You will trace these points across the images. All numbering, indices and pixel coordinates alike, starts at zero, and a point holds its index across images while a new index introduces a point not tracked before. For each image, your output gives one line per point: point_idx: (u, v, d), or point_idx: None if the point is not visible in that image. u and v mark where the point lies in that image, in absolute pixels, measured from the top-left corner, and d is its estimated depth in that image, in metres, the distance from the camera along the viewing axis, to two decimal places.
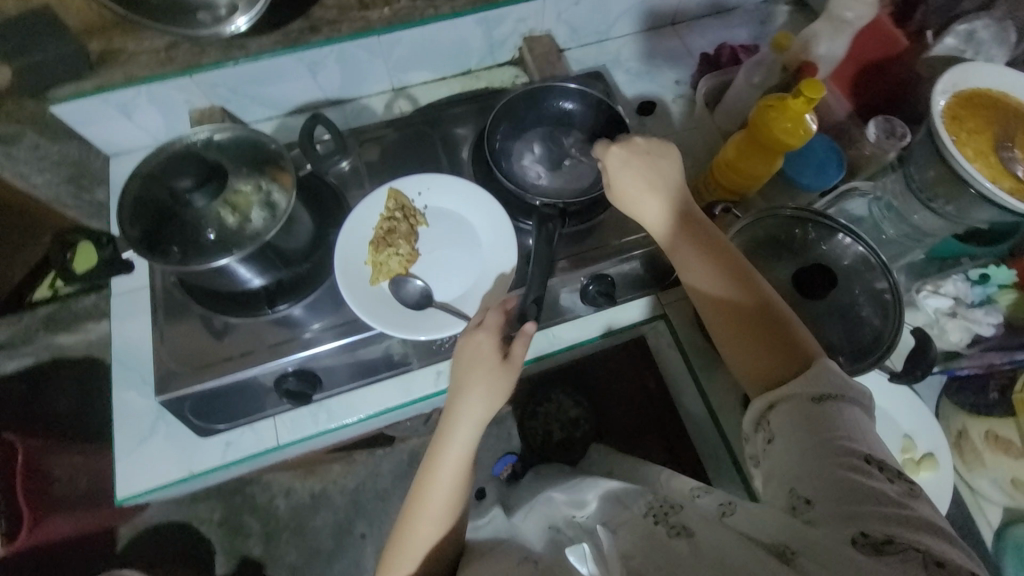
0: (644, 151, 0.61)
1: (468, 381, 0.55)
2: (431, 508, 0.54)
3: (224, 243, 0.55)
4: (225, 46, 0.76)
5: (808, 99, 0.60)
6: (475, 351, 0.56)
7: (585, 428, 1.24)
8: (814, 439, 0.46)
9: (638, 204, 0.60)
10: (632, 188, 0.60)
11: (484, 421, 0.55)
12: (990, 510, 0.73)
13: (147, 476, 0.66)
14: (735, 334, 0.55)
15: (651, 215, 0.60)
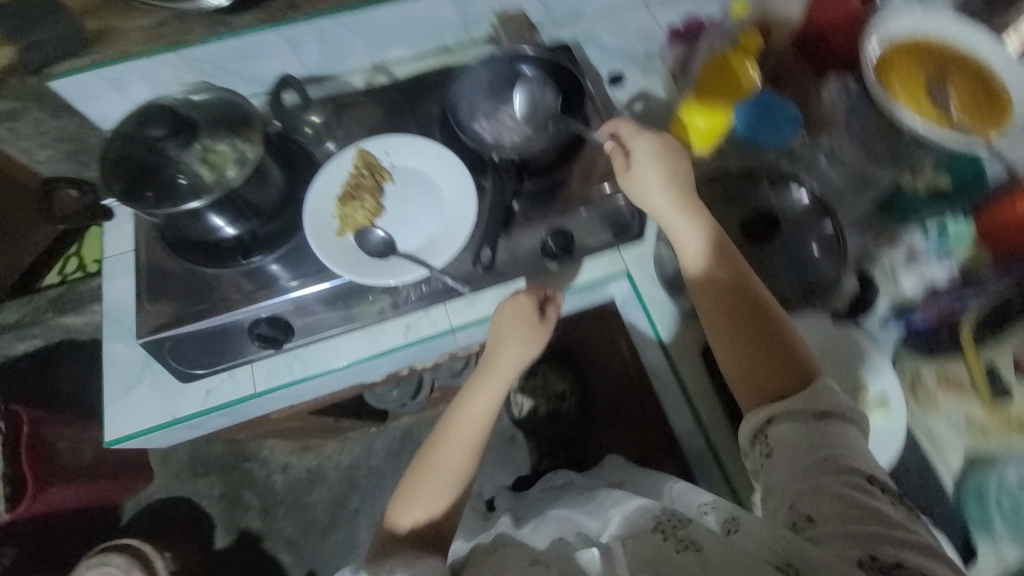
0: (661, 153, 0.65)
1: (507, 334, 0.66)
2: (453, 443, 0.62)
3: (195, 189, 0.59)
4: (209, 23, 0.82)
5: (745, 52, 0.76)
6: (515, 309, 0.66)
7: (569, 401, 1.35)
8: (815, 456, 0.49)
9: (652, 202, 0.65)
10: (651, 188, 0.65)
11: (518, 369, 0.66)
12: (953, 459, 0.69)
13: (136, 420, 0.71)
14: (735, 337, 0.58)
15: (664, 215, 0.64)
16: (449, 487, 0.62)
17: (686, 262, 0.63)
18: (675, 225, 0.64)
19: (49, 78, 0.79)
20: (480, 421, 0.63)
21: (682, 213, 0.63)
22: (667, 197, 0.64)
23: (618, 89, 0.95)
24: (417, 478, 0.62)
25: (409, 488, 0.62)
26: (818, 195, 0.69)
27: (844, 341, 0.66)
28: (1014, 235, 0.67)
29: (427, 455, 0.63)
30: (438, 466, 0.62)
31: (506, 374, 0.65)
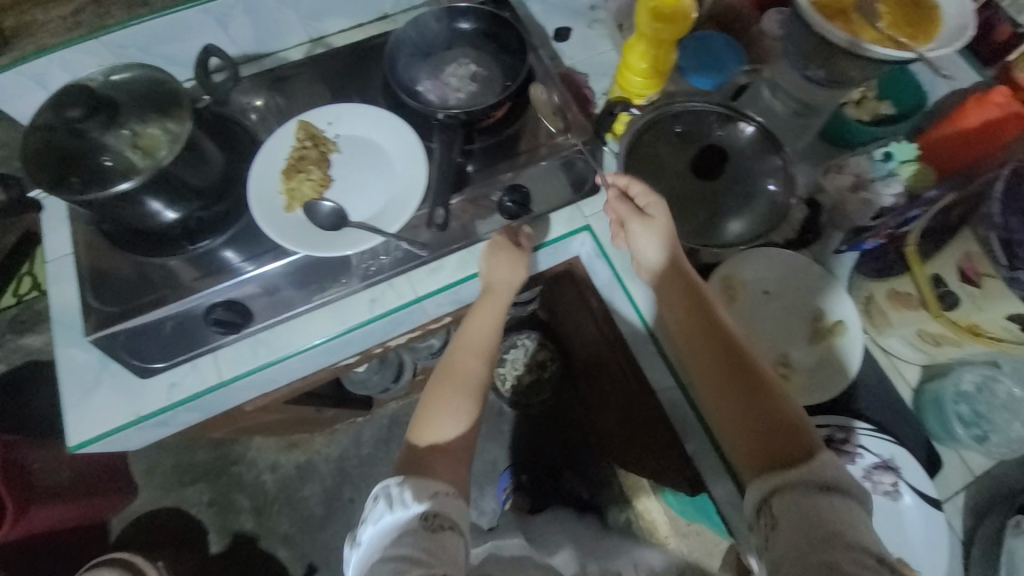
0: (660, 208, 0.64)
1: (494, 262, 0.70)
2: (466, 351, 0.69)
3: (124, 170, 0.56)
4: (128, 5, 0.77)
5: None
6: (496, 245, 0.70)
7: (552, 367, 1.41)
8: (816, 532, 0.47)
9: (646, 257, 0.65)
10: (643, 243, 0.65)
11: (512, 290, 0.70)
12: (908, 371, 0.72)
13: (97, 423, 0.69)
14: (729, 393, 0.59)
15: (658, 273, 0.65)
16: (461, 409, 0.66)
17: (676, 319, 0.63)
18: (668, 283, 0.64)
19: None
20: (475, 348, 0.69)
21: (672, 274, 0.64)
22: (663, 256, 0.64)
23: (564, 43, 0.93)
24: (430, 404, 0.66)
25: (422, 415, 0.65)
26: (764, 127, 0.69)
27: (802, 269, 0.74)
28: (948, 148, 0.74)
29: (435, 390, 0.67)
30: (446, 393, 0.66)
31: (503, 294, 0.70)
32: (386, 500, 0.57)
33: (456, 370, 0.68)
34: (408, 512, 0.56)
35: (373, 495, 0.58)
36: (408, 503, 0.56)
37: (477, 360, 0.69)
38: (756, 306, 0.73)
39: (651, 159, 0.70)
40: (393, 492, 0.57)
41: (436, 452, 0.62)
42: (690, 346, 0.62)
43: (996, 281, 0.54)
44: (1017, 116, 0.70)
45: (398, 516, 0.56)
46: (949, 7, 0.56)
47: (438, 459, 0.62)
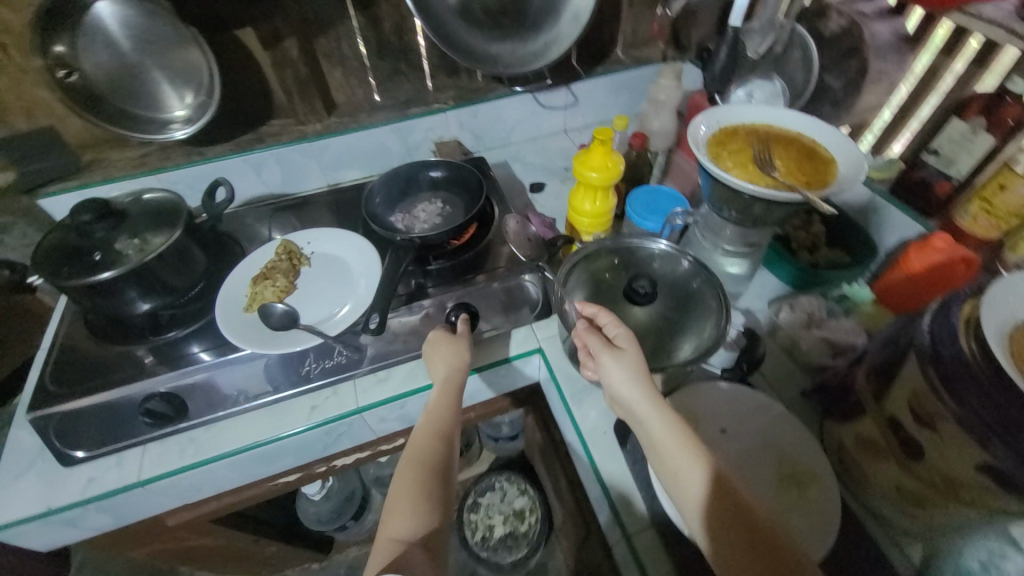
0: (630, 340, 0.59)
1: (433, 356, 0.68)
2: (419, 439, 0.62)
3: (109, 262, 0.65)
4: (187, 153, 0.99)
5: (603, 139, 0.74)
6: (436, 344, 0.69)
7: (531, 522, 1.24)
8: None
9: (674, 464, 0.51)
10: (673, 444, 0.52)
11: (456, 372, 0.67)
12: (903, 541, 0.60)
13: (3, 513, 0.64)
14: None
15: (694, 489, 0.50)
16: (431, 502, 0.57)
17: (715, 521, 0.48)
18: (705, 492, 0.49)
19: (40, 196, 0.93)
20: (428, 430, 0.62)
21: (712, 485, 0.49)
22: (696, 460, 0.51)
23: (538, 195, 1.08)
24: (396, 496, 0.58)
25: (388, 511, 0.57)
26: (699, 262, 0.73)
27: (760, 410, 0.68)
28: (904, 292, 0.75)
29: (398, 484, 0.59)
30: (409, 485, 0.58)
31: (449, 377, 0.66)
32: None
33: (416, 459, 0.60)
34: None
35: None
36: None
37: (436, 443, 0.61)
38: (713, 443, 0.65)
39: (590, 284, 0.73)
40: None
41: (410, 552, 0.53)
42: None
43: (947, 422, 0.49)
44: (965, 261, 0.68)
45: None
46: (841, 159, 0.62)
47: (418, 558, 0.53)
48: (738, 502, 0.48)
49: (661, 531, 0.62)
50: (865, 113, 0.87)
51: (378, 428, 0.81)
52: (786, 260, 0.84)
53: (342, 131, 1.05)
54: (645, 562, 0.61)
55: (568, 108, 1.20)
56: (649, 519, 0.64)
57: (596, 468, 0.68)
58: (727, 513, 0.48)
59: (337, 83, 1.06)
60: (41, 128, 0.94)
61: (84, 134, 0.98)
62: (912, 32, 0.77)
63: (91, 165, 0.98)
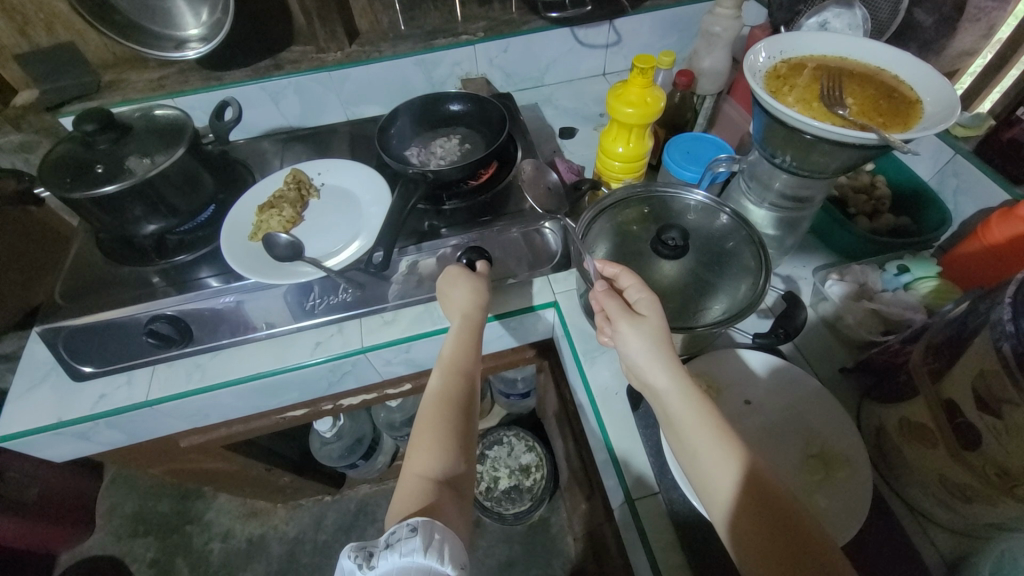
0: (652, 306, 0.53)
1: (451, 297, 0.64)
2: (437, 383, 0.58)
3: (108, 175, 0.62)
4: (205, 77, 0.96)
5: (642, 69, 0.65)
6: (451, 288, 0.65)
7: (537, 477, 1.25)
8: None
9: (704, 463, 0.45)
10: (699, 434, 0.45)
11: (477, 311, 0.63)
12: (938, 537, 0.55)
13: (21, 421, 0.68)
14: None
15: (727, 494, 0.43)
16: (453, 441, 0.55)
17: (744, 512, 0.42)
18: (742, 494, 0.43)
19: (60, 114, 0.94)
20: (451, 368, 0.59)
21: (751, 491, 0.43)
22: (731, 461, 0.44)
23: (568, 140, 1.00)
24: (418, 434, 0.56)
25: (414, 447, 0.55)
26: (740, 216, 0.65)
27: (796, 384, 0.62)
28: (978, 267, 0.65)
29: (421, 424, 0.57)
30: (432, 424, 0.56)
31: (468, 319, 0.62)
32: (425, 539, 0.46)
33: (438, 398, 0.57)
34: (440, 572, 0.45)
35: (412, 525, 0.47)
36: (445, 558, 0.46)
37: (461, 383, 0.58)
38: (734, 416, 0.60)
39: (614, 236, 0.66)
40: (434, 537, 0.47)
41: (436, 490, 0.51)
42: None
43: (1017, 411, 0.41)
44: None
45: (431, 568, 0.45)
46: (929, 99, 0.52)
47: (447, 498, 0.51)
48: (765, 496, 0.42)
49: (667, 498, 0.58)
50: (956, 59, 0.77)
51: (384, 371, 0.79)
52: (840, 222, 0.74)
53: (363, 61, 0.99)
54: (647, 528, 0.57)
55: (609, 47, 1.09)
56: (655, 485, 0.60)
57: (604, 431, 0.64)
58: (754, 507, 0.42)
59: (360, 8, 0.99)
60: (62, 43, 0.92)
61: (104, 53, 0.95)
62: None
63: (110, 85, 0.96)
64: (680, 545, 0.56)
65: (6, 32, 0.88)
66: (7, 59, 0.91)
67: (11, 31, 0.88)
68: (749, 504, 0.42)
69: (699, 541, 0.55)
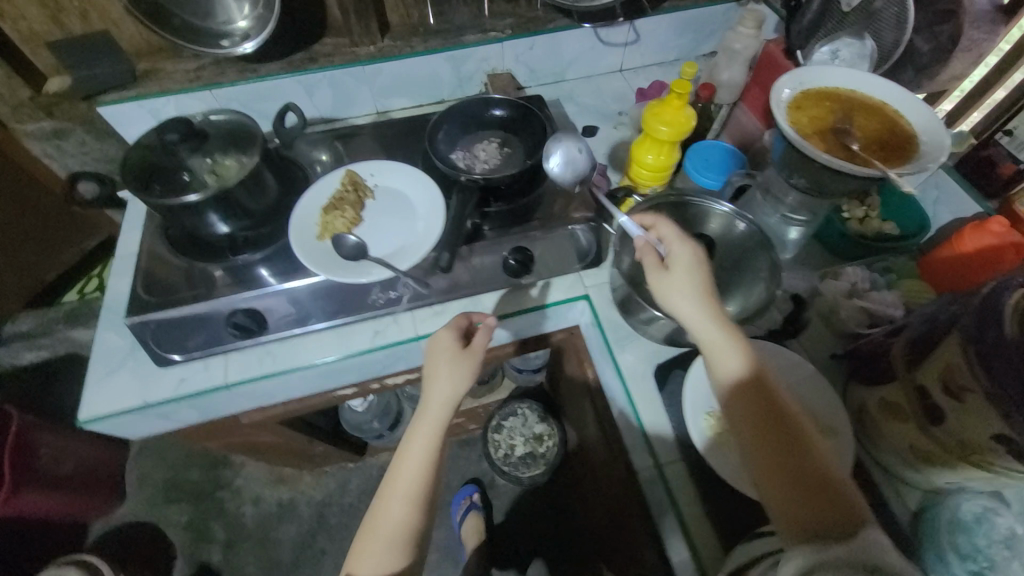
0: (685, 247, 0.64)
1: (433, 376, 0.68)
2: (400, 480, 0.65)
3: (196, 185, 0.69)
4: (241, 69, 0.98)
5: (680, 93, 0.73)
6: (439, 346, 0.69)
7: (549, 445, 1.38)
8: None
9: (714, 358, 0.58)
10: (711, 335, 0.58)
11: (450, 404, 0.67)
12: (908, 493, 0.69)
13: (108, 404, 0.75)
14: (794, 469, 0.51)
15: (729, 379, 0.57)
16: (402, 535, 0.63)
17: (737, 392, 0.56)
18: (741, 392, 0.56)
19: (98, 103, 0.94)
20: (413, 471, 0.65)
21: (746, 382, 0.56)
22: (735, 361, 0.57)
23: (590, 138, 1.07)
24: (370, 524, 0.65)
25: (363, 537, 0.64)
26: (757, 225, 0.74)
27: (793, 369, 0.73)
28: (953, 272, 0.76)
29: (375, 513, 0.65)
30: (384, 519, 0.64)
31: (437, 412, 0.66)
32: None
33: (397, 495, 0.64)
34: None
35: None
36: None
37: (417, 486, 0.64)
38: None
39: None
40: None
41: None
42: (767, 475, 0.52)
43: (977, 396, 0.53)
44: (1015, 246, 0.72)
45: None
46: (924, 137, 0.62)
47: None
48: (746, 382, 0.56)
49: (688, 464, 0.70)
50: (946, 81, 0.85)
51: None
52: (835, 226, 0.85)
53: (396, 57, 1.02)
54: (675, 489, 0.69)
55: (628, 46, 1.15)
56: (679, 452, 0.71)
57: (635, 409, 0.75)
58: (747, 395, 0.55)
59: (392, 2, 1.00)
60: (96, 32, 0.92)
61: (139, 41, 0.96)
62: (1008, 5, 0.75)
63: (146, 76, 0.97)
64: (700, 502, 0.68)
65: (40, 20, 0.88)
66: (39, 47, 0.91)
67: (44, 18, 0.88)
68: (744, 391, 0.56)
69: (716, 497, 0.67)
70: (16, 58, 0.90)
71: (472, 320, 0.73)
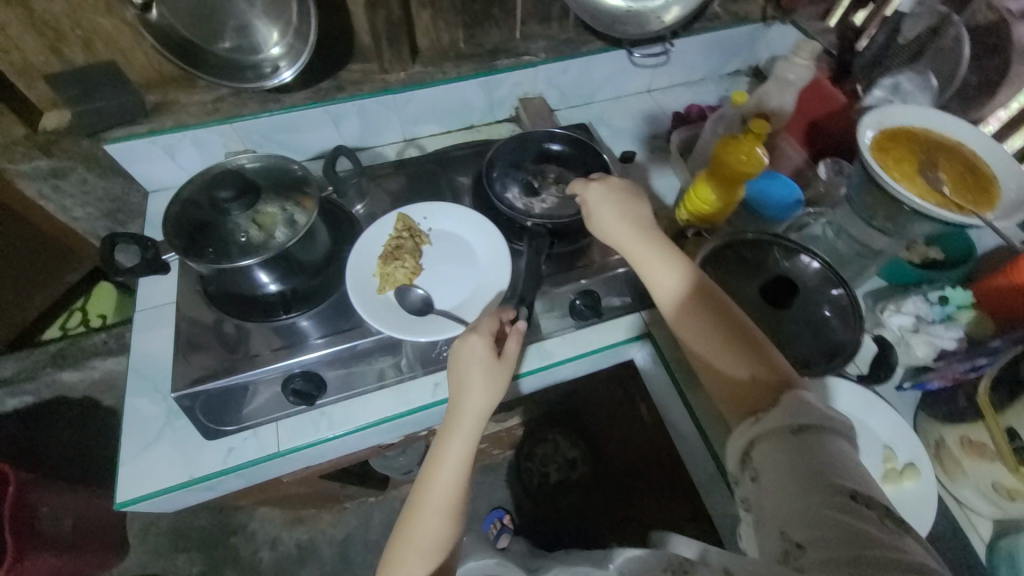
0: (611, 182, 0.72)
1: (467, 383, 0.62)
2: (431, 499, 0.59)
3: (248, 248, 0.64)
4: (262, 100, 0.90)
5: (756, 134, 0.70)
6: (470, 353, 0.62)
7: (581, 469, 1.34)
8: (801, 474, 0.47)
9: (645, 269, 0.66)
10: (640, 248, 0.66)
11: (483, 417, 0.62)
12: (980, 524, 0.71)
13: (148, 482, 0.67)
14: (719, 343, 0.60)
15: (660, 284, 0.65)
16: (432, 545, 0.59)
17: (667, 288, 0.64)
18: (684, 298, 0.63)
19: (105, 141, 0.85)
20: (451, 492, 0.59)
21: (674, 280, 0.64)
22: (663, 266, 0.65)
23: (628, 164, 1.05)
24: (396, 546, 0.60)
25: (390, 562, 0.59)
26: (826, 262, 0.74)
27: (863, 404, 0.74)
28: (1018, 303, 0.76)
29: (400, 532, 0.60)
30: (412, 536, 0.59)
31: (470, 420, 0.61)
32: None
33: (428, 509, 0.59)
34: None
35: None
36: None
37: (451, 501, 0.59)
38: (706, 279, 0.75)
39: (721, 276, 0.74)
40: None
41: None
42: (718, 368, 0.59)
43: None
44: None
45: None
46: (1003, 180, 0.64)
47: None
48: (670, 278, 0.65)
49: None
50: None
51: None
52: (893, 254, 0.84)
53: (427, 83, 0.97)
54: None
55: (658, 67, 1.13)
56: None
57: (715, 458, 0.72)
58: (676, 295, 0.64)
59: (424, 26, 0.94)
60: (101, 62, 0.84)
61: (150, 71, 0.87)
62: None
63: (158, 108, 0.88)
64: None
65: (39, 50, 0.79)
66: (36, 79, 0.82)
67: (44, 48, 0.79)
68: (674, 292, 0.64)
69: None
70: (11, 93, 0.81)
71: (576, 299, 0.76)
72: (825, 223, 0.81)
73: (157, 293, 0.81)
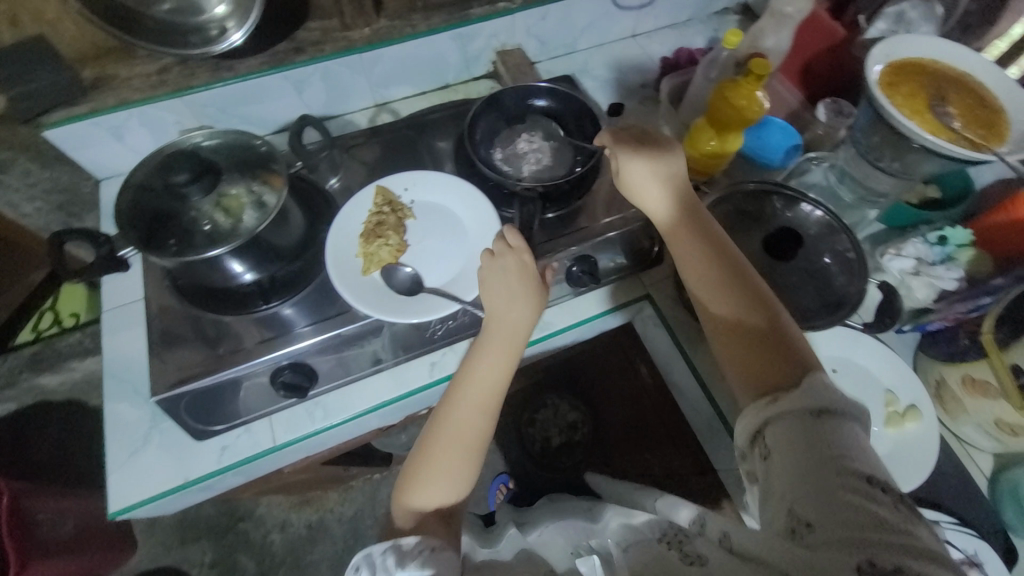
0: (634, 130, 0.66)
1: (509, 301, 0.60)
2: (464, 408, 0.58)
3: (214, 237, 0.58)
4: (214, 68, 0.81)
5: (757, 76, 0.66)
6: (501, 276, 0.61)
7: (583, 431, 1.32)
8: (814, 454, 0.44)
9: (650, 209, 0.64)
10: (651, 195, 0.63)
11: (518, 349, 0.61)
12: (980, 458, 0.72)
13: (142, 488, 0.65)
14: (729, 298, 0.57)
15: (659, 213, 0.63)
16: (465, 467, 0.57)
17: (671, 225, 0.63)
18: (690, 235, 0.61)
19: (44, 128, 0.77)
20: (481, 401, 0.58)
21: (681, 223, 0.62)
22: (665, 210, 0.63)
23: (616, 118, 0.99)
24: (419, 461, 0.57)
25: (410, 477, 0.57)
26: (829, 210, 0.72)
27: (865, 351, 0.73)
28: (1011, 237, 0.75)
29: (425, 444, 0.58)
30: (443, 445, 0.56)
31: (516, 329, 0.60)
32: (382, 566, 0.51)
33: (459, 425, 0.57)
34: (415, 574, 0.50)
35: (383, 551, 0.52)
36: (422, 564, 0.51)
37: (483, 414, 0.58)
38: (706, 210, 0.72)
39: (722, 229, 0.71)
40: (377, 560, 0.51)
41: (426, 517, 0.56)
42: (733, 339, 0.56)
43: None
44: None
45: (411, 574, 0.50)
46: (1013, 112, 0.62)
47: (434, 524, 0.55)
48: (671, 213, 0.63)
49: None
50: None
51: None
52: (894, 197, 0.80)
53: (398, 39, 0.88)
54: None
55: (643, 8, 1.05)
56: None
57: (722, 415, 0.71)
58: (683, 244, 0.61)
59: None
60: (24, 36, 0.73)
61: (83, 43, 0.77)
62: None
63: (97, 85, 0.79)
64: None
65: None
66: None
67: None
68: (682, 236, 0.61)
69: None
70: None
71: (570, 263, 0.72)
72: (827, 167, 0.83)
73: (124, 290, 0.75)
